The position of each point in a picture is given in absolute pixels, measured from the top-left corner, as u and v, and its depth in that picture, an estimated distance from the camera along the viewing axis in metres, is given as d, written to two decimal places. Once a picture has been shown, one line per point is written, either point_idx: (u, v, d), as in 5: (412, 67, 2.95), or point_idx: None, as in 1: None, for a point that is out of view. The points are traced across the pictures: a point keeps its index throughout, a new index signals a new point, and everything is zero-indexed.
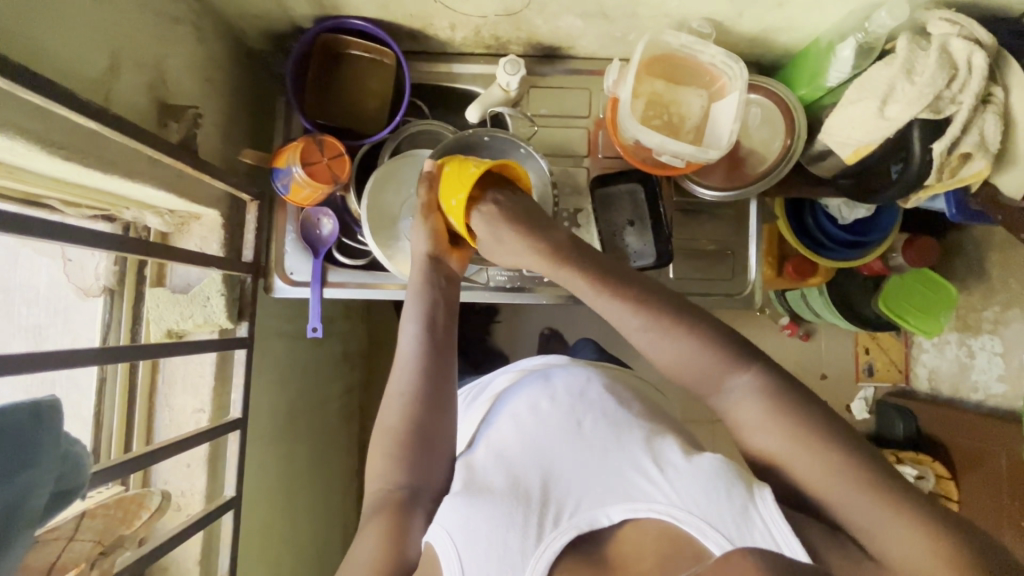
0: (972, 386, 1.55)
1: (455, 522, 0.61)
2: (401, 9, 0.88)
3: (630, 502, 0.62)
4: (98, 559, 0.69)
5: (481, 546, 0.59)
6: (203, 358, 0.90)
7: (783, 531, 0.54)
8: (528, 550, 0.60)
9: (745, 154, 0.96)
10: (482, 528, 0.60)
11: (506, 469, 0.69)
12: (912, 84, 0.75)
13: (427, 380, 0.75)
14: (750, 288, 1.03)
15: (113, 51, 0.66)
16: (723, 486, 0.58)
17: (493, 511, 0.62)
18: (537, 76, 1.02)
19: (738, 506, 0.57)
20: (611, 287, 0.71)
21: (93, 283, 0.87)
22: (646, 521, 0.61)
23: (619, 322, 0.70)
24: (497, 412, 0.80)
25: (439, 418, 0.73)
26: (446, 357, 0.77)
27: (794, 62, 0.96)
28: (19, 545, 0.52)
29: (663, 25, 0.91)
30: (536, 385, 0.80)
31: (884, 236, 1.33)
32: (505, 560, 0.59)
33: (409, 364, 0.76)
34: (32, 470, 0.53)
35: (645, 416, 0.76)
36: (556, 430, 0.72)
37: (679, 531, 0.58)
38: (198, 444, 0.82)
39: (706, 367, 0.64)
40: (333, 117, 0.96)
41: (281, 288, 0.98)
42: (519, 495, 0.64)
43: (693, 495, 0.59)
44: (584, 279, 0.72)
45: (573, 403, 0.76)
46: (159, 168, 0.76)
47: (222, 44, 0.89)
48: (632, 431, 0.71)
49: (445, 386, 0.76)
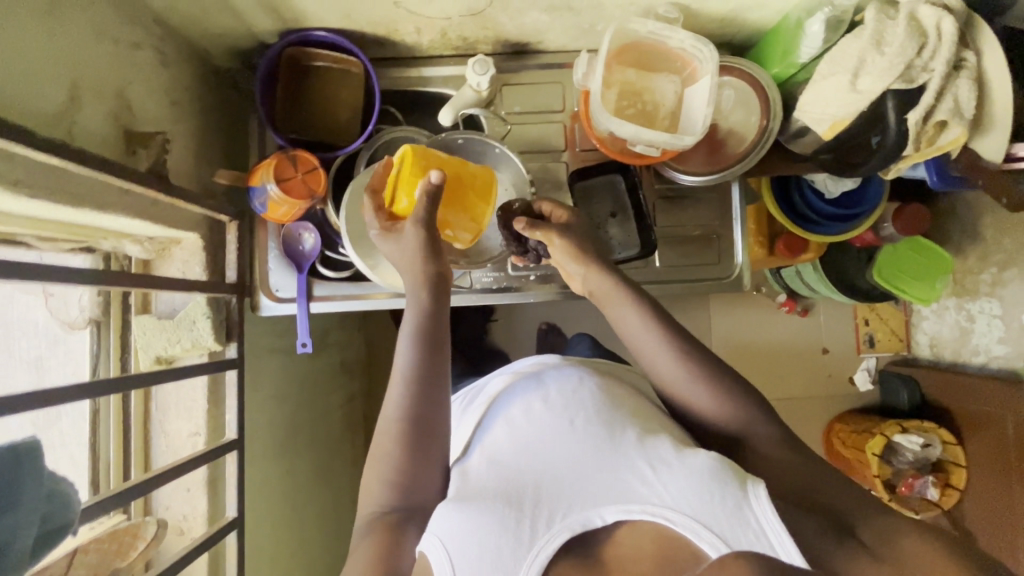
0: (974, 350, 1.54)
1: (449, 532, 0.61)
2: (364, 17, 0.87)
3: (624, 504, 0.63)
4: None
5: (474, 553, 0.59)
6: (194, 382, 0.90)
7: (776, 528, 0.58)
8: (520, 554, 0.60)
9: (724, 135, 0.94)
10: (473, 536, 0.60)
11: (499, 474, 0.68)
12: (882, 56, 0.74)
13: (416, 394, 0.73)
14: (738, 271, 1.03)
15: (72, 84, 0.66)
16: (717, 486, 0.61)
17: (486, 517, 0.62)
18: (508, 73, 1.01)
19: (732, 505, 0.59)
20: (645, 314, 0.79)
21: (77, 316, 0.86)
22: (641, 522, 0.61)
23: (642, 345, 0.79)
24: (493, 417, 0.80)
25: (428, 432, 0.73)
26: (441, 368, 0.76)
27: (765, 40, 0.95)
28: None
29: (629, 14, 0.90)
30: (530, 387, 0.80)
31: (873, 207, 1.31)
32: (498, 564, 0.59)
33: (402, 381, 0.74)
34: (14, 512, 0.53)
35: (638, 412, 0.76)
36: (550, 431, 0.72)
37: (674, 533, 0.59)
38: (195, 467, 0.82)
39: (709, 392, 0.75)
40: (305, 131, 0.94)
41: (267, 305, 0.98)
42: (510, 499, 0.64)
43: (687, 497, 0.61)
44: (623, 299, 0.80)
45: (567, 403, 0.76)
46: (132, 197, 0.76)
47: (187, 66, 0.89)
48: (625, 432, 0.70)
49: (441, 401, 0.75)
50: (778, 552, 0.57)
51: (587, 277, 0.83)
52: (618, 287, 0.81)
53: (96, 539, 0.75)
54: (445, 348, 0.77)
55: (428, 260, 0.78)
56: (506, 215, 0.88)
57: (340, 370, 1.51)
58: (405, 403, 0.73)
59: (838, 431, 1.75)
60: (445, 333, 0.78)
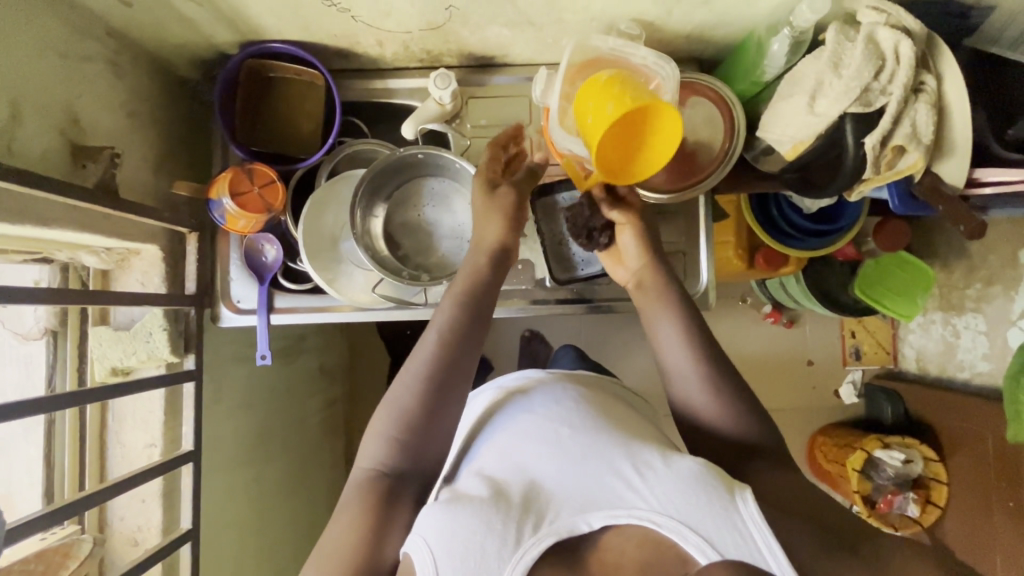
0: (959, 365, 1.52)
1: (432, 530, 0.61)
2: (323, 30, 0.86)
3: (610, 509, 0.62)
4: None
5: (457, 551, 0.58)
6: (151, 394, 0.90)
7: (762, 532, 0.58)
8: (505, 555, 0.59)
9: (693, 151, 0.92)
10: (458, 535, 0.59)
11: (484, 482, 0.67)
12: (839, 78, 0.73)
13: (450, 355, 0.75)
14: (703, 290, 1.01)
15: (13, 100, 0.65)
16: (705, 494, 0.61)
17: (474, 517, 0.61)
18: (473, 86, 1.00)
19: (720, 510, 0.59)
20: (680, 312, 0.82)
21: (33, 327, 0.87)
22: (628, 528, 0.61)
23: (672, 351, 0.80)
24: (492, 431, 0.78)
25: (445, 398, 0.73)
26: (471, 343, 0.77)
27: (732, 57, 0.94)
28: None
29: (591, 29, 0.88)
30: (519, 406, 0.80)
31: (852, 223, 1.29)
32: (481, 566, 0.58)
33: (436, 334, 0.76)
34: None
35: (620, 424, 0.75)
36: (551, 441, 0.71)
37: (660, 538, 0.60)
38: (146, 480, 0.83)
39: (706, 399, 0.77)
40: (265, 143, 0.94)
41: (227, 316, 0.97)
42: (497, 500, 0.63)
43: (675, 500, 0.61)
44: (669, 301, 0.83)
45: (557, 415, 0.75)
46: (80, 211, 0.75)
47: (146, 77, 0.88)
48: (616, 436, 0.71)
49: (470, 369, 0.76)
50: (767, 557, 0.57)
51: (643, 269, 0.87)
52: (669, 287, 0.85)
53: None
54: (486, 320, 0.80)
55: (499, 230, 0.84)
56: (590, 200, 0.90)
57: (319, 376, 1.51)
58: (431, 363, 0.74)
59: (822, 443, 1.73)
60: (488, 295, 0.81)
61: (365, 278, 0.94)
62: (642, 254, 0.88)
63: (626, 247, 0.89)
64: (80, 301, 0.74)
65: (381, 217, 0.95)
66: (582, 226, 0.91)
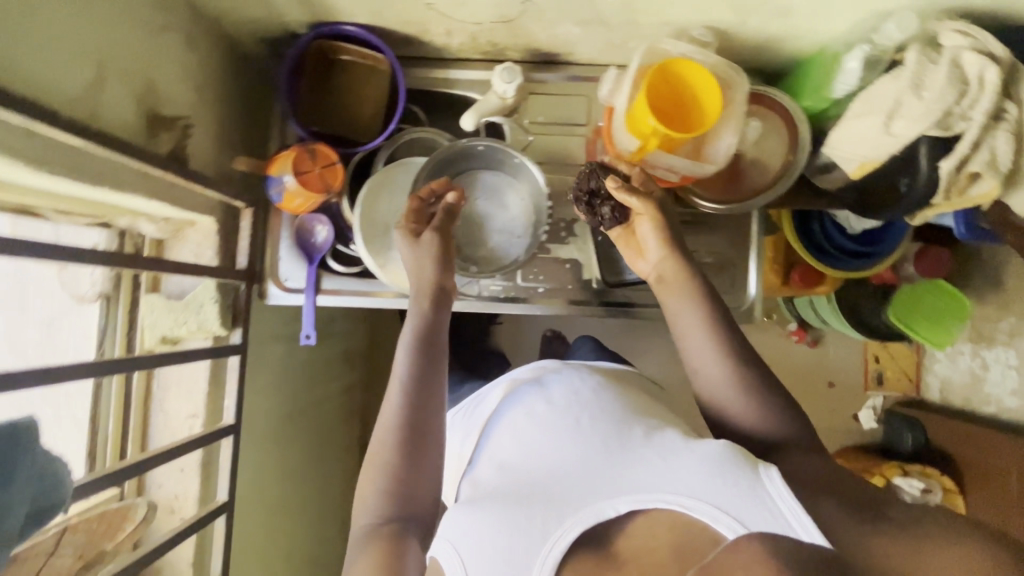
0: (984, 399, 1.51)
1: (460, 538, 0.62)
2: (395, 15, 0.86)
3: (637, 493, 0.60)
4: None
5: (485, 552, 0.59)
6: (197, 364, 0.91)
7: (792, 506, 0.55)
8: (533, 550, 0.58)
9: (751, 162, 0.92)
10: (484, 534, 0.60)
11: (510, 477, 0.68)
12: (919, 100, 0.72)
13: (414, 405, 0.73)
14: (749, 303, 1.01)
15: (100, 64, 0.65)
16: (729, 471, 0.58)
17: (496, 515, 0.61)
18: (535, 82, 1.00)
19: (746, 487, 0.57)
20: (696, 296, 0.76)
21: (88, 290, 0.87)
22: (656, 512, 0.58)
23: (692, 339, 0.75)
24: (498, 420, 0.78)
25: (421, 440, 0.71)
26: (434, 374, 0.76)
27: (798, 71, 0.93)
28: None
29: (663, 33, 0.88)
30: (532, 391, 0.79)
31: (895, 246, 1.26)
32: (513, 561, 0.58)
33: (398, 386, 0.74)
34: (5, 491, 0.46)
35: (648, 412, 0.74)
36: (559, 431, 0.69)
37: (690, 519, 0.57)
38: (189, 451, 0.83)
39: (729, 401, 0.71)
40: (326, 124, 0.94)
41: (275, 294, 0.98)
42: (517, 499, 0.63)
43: (698, 483, 0.58)
44: (694, 291, 0.76)
45: (569, 404, 0.73)
46: (150, 178, 0.75)
47: (215, 50, 0.89)
48: (633, 428, 0.68)
49: (437, 409, 0.74)
50: (797, 530, 0.53)
51: (663, 262, 0.79)
52: (694, 280, 0.77)
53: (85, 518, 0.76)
54: (440, 354, 0.77)
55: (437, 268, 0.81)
56: (602, 167, 0.85)
57: (343, 359, 1.52)
58: (396, 418, 0.72)
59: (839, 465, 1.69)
60: (442, 330, 0.79)
61: None
62: (659, 243, 0.79)
63: (645, 235, 0.81)
64: (138, 267, 0.75)
65: None
66: (587, 190, 0.85)
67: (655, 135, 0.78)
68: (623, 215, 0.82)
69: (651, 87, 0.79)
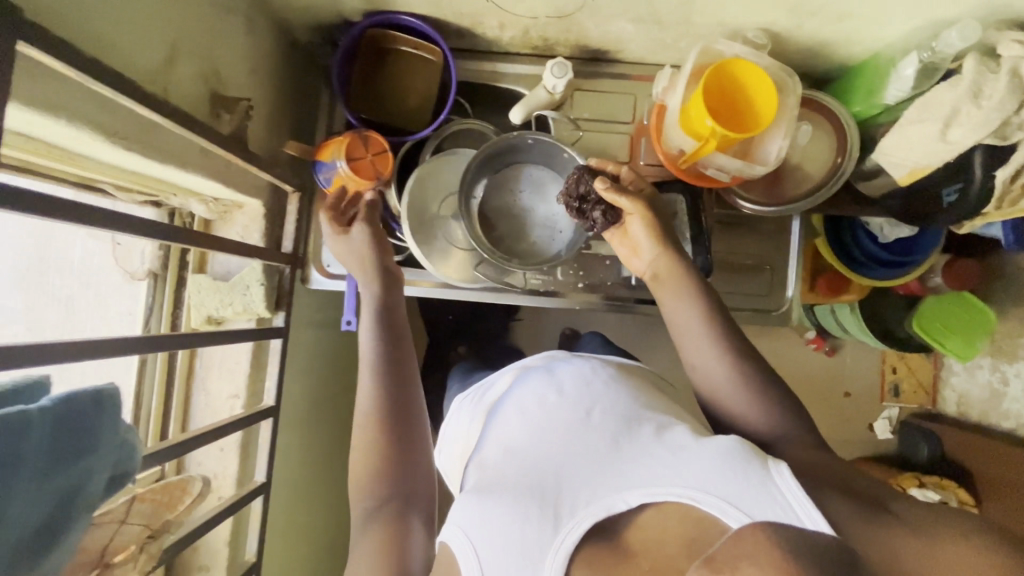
0: (1004, 414, 1.43)
1: (472, 524, 0.59)
2: (451, 6, 0.87)
3: (646, 487, 0.57)
4: (147, 543, 0.61)
5: (502, 545, 0.57)
6: (239, 345, 0.92)
7: (804, 502, 0.52)
8: (546, 542, 0.57)
9: (797, 164, 0.92)
10: (497, 523, 0.58)
11: (518, 463, 0.65)
12: (978, 109, 0.72)
13: (388, 385, 0.74)
14: (787, 305, 1.01)
15: (172, 42, 0.66)
16: (739, 466, 0.55)
17: (509, 504, 0.59)
18: (582, 79, 1.01)
19: (756, 482, 0.54)
20: (690, 293, 0.76)
21: (138, 266, 0.88)
22: (668, 505, 0.56)
23: (692, 337, 0.74)
24: (501, 403, 0.76)
25: (407, 426, 0.72)
26: (404, 354, 0.78)
27: (848, 76, 0.94)
28: (78, 529, 0.47)
29: (716, 34, 0.88)
30: (540, 377, 0.75)
31: (925, 256, 1.26)
32: (527, 554, 0.56)
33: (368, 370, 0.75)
34: (89, 458, 0.47)
35: (662, 404, 0.70)
36: (565, 421, 0.67)
37: (700, 513, 0.54)
38: (234, 431, 0.83)
39: (739, 400, 0.69)
40: (376, 112, 0.95)
41: (317, 279, 0.98)
42: (529, 490, 0.61)
43: (709, 477, 0.55)
44: (689, 285, 0.76)
45: (580, 395, 0.70)
46: (210, 158, 0.76)
47: (271, 35, 0.89)
48: (643, 422, 0.65)
49: (411, 389, 0.75)
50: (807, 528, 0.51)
51: (658, 259, 0.80)
52: (687, 274, 0.77)
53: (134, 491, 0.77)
54: (405, 337, 0.80)
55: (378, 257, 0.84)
56: (591, 171, 0.86)
57: None
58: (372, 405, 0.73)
59: None
60: (399, 314, 0.82)
61: (467, 260, 0.96)
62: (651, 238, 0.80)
63: (638, 234, 0.82)
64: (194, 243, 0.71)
65: (479, 198, 0.95)
66: (577, 196, 0.85)
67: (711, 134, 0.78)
68: (616, 217, 0.83)
69: (710, 88, 0.79)
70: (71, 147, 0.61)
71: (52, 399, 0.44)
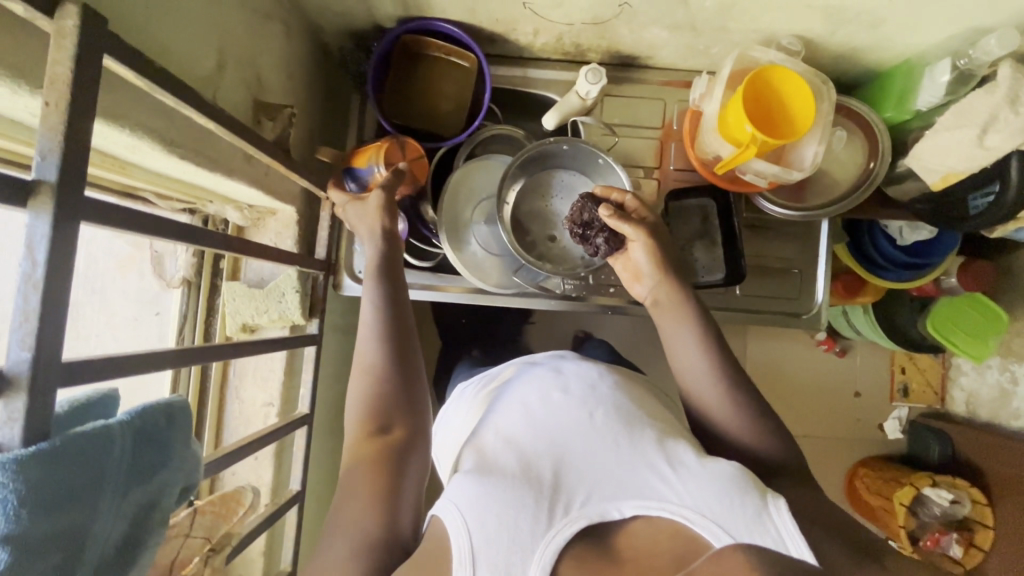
0: (1013, 414, 1.41)
1: (466, 498, 0.57)
2: (488, 13, 0.87)
3: (642, 499, 0.58)
4: (209, 556, 0.60)
5: (494, 527, 0.54)
6: (273, 353, 0.91)
7: (794, 538, 0.53)
8: (537, 532, 0.55)
9: (825, 171, 0.94)
10: (492, 509, 0.55)
11: (517, 452, 0.63)
12: (1015, 115, 0.73)
13: (389, 342, 0.70)
14: (816, 309, 1.02)
15: (220, 50, 0.66)
16: (738, 492, 0.56)
17: (506, 491, 0.57)
18: (612, 85, 1.01)
19: (752, 511, 0.54)
20: (688, 312, 0.76)
21: (173, 275, 0.88)
22: (659, 519, 0.56)
23: (685, 358, 0.74)
24: (499, 401, 0.74)
25: (408, 397, 0.68)
26: (405, 314, 0.73)
27: (878, 82, 0.95)
28: (154, 545, 0.47)
29: (750, 40, 0.89)
30: (547, 374, 0.75)
31: (943, 258, 1.26)
32: (516, 541, 0.54)
33: (368, 336, 0.70)
34: (166, 470, 0.46)
35: (660, 417, 0.70)
36: (567, 420, 0.66)
37: (692, 533, 0.54)
38: (272, 440, 0.81)
39: (733, 421, 0.69)
40: (410, 118, 0.95)
41: (349, 285, 0.97)
42: (528, 478, 0.59)
43: (706, 498, 0.56)
44: (681, 299, 0.77)
45: (586, 396, 0.70)
46: (252, 165, 0.76)
47: (306, 41, 0.89)
48: (644, 429, 0.65)
49: (414, 350, 0.72)
50: None
51: (657, 288, 0.79)
52: (686, 295, 0.77)
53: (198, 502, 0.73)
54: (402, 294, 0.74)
55: (382, 219, 0.77)
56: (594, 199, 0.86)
57: None
58: (371, 369, 0.69)
59: (862, 476, 1.59)
60: (402, 279, 0.76)
61: (502, 266, 0.96)
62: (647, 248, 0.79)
63: (639, 261, 0.81)
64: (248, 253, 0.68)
65: (511, 204, 0.95)
66: (580, 223, 0.86)
67: (750, 141, 0.78)
68: (617, 244, 0.83)
69: (747, 93, 0.80)
70: (123, 157, 0.60)
71: (129, 414, 0.44)
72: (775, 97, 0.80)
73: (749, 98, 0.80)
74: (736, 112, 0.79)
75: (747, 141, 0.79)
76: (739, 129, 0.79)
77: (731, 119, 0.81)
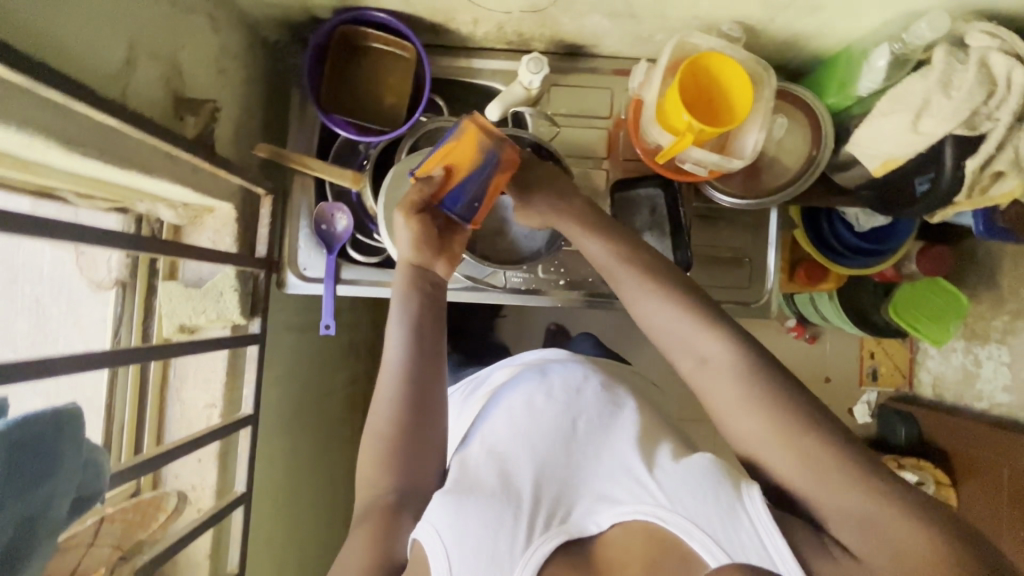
0: (976, 395, 1.41)
1: (443, 520, 0.56)
2: (424, 3, 0.85)
3: (617, 506, 0.59)
4: (118, 564, 0.63)
5: (471, 547, 0.55)
6: (214, 354, 0.89)
7: (771, 532, 0.52)
8: (516, 551, 0.55)
9: (769, 160, 0.93)
10: (471, 528, 0.55)
11: (499, 467, 0.64)
12: (948, 100, 0.73)
13: (412, 388, 0.70)
14: (767, 296, 1.02)
15: (130, 43, 0.64)
16: (711, 486, 0.56)
17: (484, 507, 0.57)
18: (558, 74, 1.00)
19: (725, 504, 0.54)
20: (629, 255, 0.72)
21: (105, 276, 0.86)
22: (634, 523, 0.57)
23: (625, 287, 0.71)
24: (493, 404, 0.74)
25: (419, 439, 0.69)
26: (435, 359, 0.73)
27: (824, 68, 0.94)
28: (42, 553, 0.50)
29: (692, 28, 0.88)
30: (532, 378, 0.75)
31: (900, 246, 1.26)
32: (494, 559, 0.54)
33: (390, 386, 0.70)
34: (51, 479, 0.49)
35: (642, 414, 0.72)
36: (551, 429, 0.67)
37: (666, 533, 0.55)
38: (209, 442, 0.79)
39: (691, 346, 0.64)
40: (350, 111, 0.93)
41: (294, 283, 0.96)
42: (508, 494, 0.60)
43: (682, 497, 0.56)
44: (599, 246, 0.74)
45: (568, 400, 0.71)
46: (176, 163, 0.74)
47: (239, 34, 0.87)
48: (626, 435, 0.66)
49: (434, 391, 0.72)
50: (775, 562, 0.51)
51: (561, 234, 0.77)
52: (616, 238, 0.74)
53: (122, 507, 0.69)
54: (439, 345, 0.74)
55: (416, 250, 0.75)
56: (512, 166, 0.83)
57: (363, 355, 1.49)
58: (395, 397, 0.70)
59: None
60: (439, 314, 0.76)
61: None
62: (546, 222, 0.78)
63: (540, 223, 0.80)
64: (153, 250, 0.67)
65: None
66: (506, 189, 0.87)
67: (684, 128, 0.78)
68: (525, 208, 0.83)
69: (682, 79, 0.79)
70: (23, 155, 0.58)
71: (9, 424, 0.47)
72: (714, 85, 0.80)
73: (684, 85, 0.79)
74: (672, 99, 0.78)
75: (684, 127, 0.78)
76: (676, 116, 0.79)
77: (667, 106, 0.80)
